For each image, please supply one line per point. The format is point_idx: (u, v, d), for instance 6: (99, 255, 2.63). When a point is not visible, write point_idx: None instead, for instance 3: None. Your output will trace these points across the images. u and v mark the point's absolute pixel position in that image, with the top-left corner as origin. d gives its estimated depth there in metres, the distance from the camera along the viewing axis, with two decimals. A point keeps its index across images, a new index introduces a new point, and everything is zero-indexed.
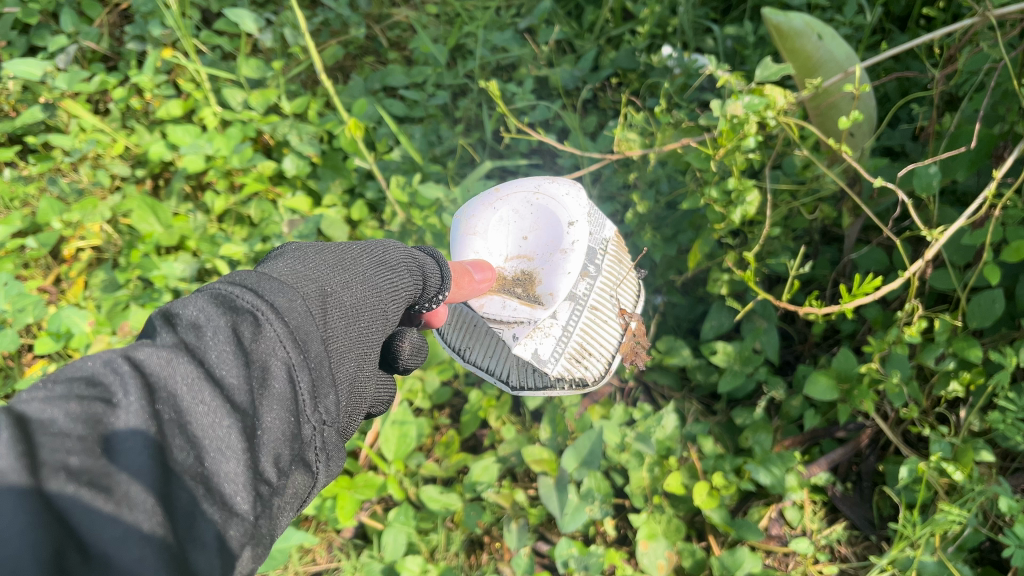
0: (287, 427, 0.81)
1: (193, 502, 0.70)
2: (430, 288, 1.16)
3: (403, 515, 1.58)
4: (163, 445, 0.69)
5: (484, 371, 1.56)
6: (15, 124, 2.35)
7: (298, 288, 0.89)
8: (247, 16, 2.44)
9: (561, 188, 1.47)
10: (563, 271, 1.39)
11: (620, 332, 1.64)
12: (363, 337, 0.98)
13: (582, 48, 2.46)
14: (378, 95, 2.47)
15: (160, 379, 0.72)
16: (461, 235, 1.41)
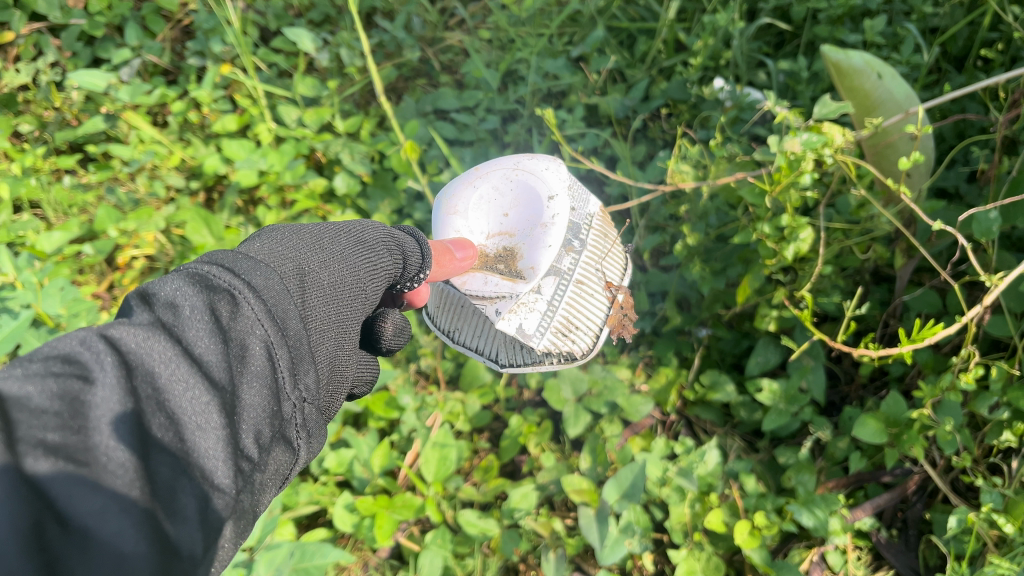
0: (265, 402, 0.83)
1: (172, 475, 0.71)
2: (409, 269, 1.18)
3: (439, 538, 1.57)
4: (142, 420, 0.70)
5: (474, 352, 1.53)
6: (77, 133, 2.42)
7: (273, 270, 0.91)
8: (306, 35, 2.52)
9: (542, 163, 1.40)
10: (544, 245, 1.34)
11: (607, 306, 1.55)
12: (339, 318, 1.01)
13: (633, 78, 2.47)
14: (429, 118, 2.49)
15: (137, 354, 0.73)
16: (442, 214, 1.36)
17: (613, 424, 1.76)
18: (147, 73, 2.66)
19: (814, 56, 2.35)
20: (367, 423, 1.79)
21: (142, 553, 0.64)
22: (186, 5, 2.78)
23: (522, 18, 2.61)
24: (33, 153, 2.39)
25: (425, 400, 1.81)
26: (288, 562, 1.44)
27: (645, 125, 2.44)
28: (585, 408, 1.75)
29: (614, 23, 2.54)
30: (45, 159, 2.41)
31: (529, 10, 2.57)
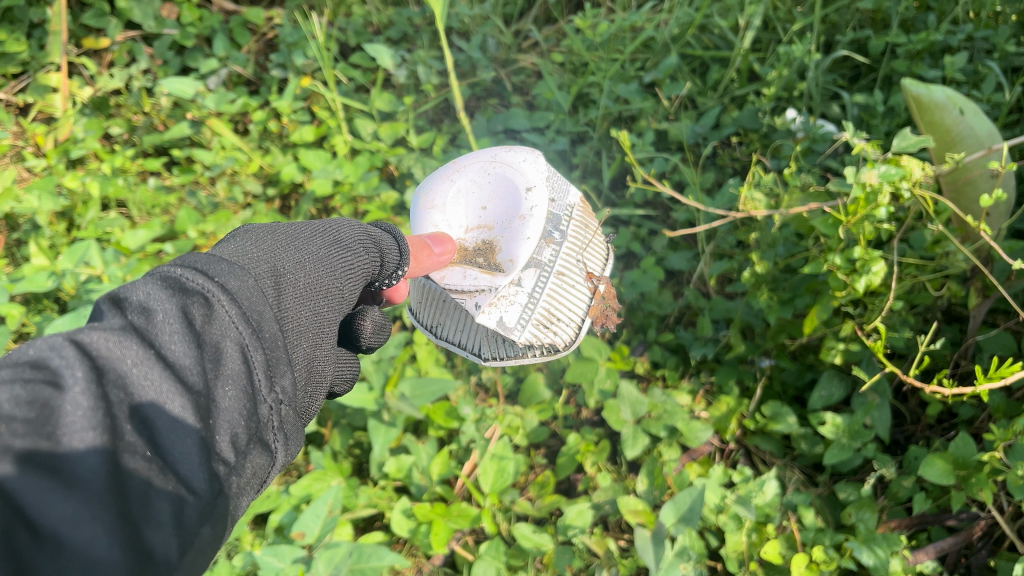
0: (243, 405, 0.84)
1: (145, 479, 0.73)
2: (387, 264, 1.13)
3: (494, 549, 1.58)
4: (111, 427, 0.72)
5: (456, 346, 1.48)
6: (164, 137, 2.52)
7: (252, 272, 0.90)
8: (386, 52, 2.57)
9: (518, 155, 1.41)
10: (522, 237, 1.33)
11: (590, 295, 1.51)
12: (323, 317, 1.00)
13: (705, 105, 2.47)
14: (500, 136, 2.53)
15: (105, 361, 0.74)
16: (420, 210, 1.36)
17: (670, 449, 1.76)
18: (232, 82, 2.76)
19: (891, 90, 2.32)
20: (428, 431, 1.81)
21: (111, 558, 0.67)
22: (271, 19, 2.88)
23: (596, 42, 2.63)
24: (122, 154, 2.51)
25: (485, 413, 1.82)
26: (346, 562, 1.47)
27: (715, 152, 2.43)
28: (643, 430, 1.75)
29: (688, 51, 2.55)
30: (133, 161, 2.53)
31: (603, 34, 2.59)
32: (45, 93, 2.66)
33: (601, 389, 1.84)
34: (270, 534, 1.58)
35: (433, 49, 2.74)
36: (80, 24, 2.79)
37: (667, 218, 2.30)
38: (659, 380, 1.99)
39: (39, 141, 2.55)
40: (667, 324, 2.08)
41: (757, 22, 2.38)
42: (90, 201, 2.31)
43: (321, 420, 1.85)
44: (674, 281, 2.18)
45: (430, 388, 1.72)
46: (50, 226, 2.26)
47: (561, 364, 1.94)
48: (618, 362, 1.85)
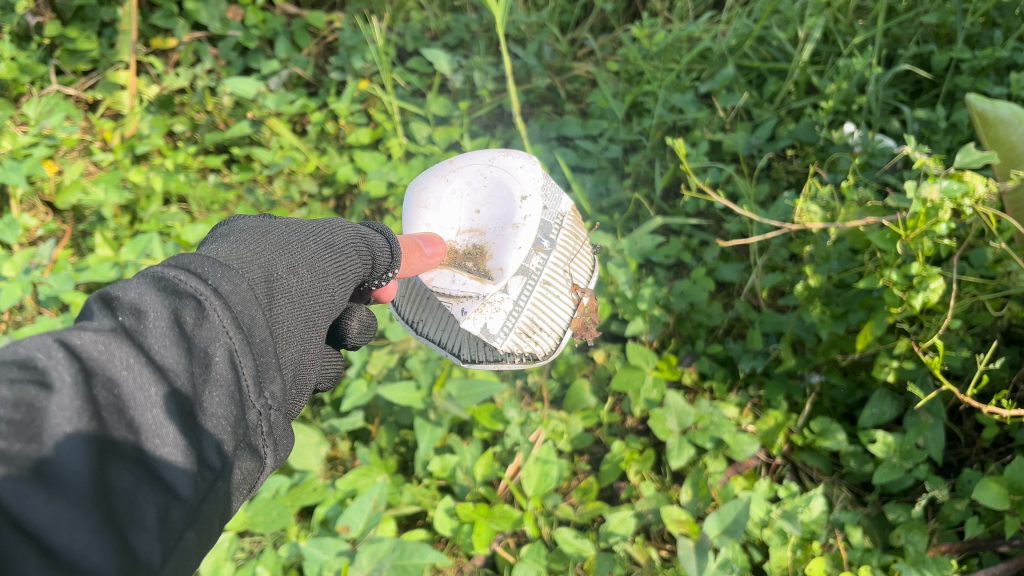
0: (234, 409, 0.84)
1: (130, 482, 0.74)
2: (379, 267, 1.16)
3: (535, 552, 1.60)
4: (99, 432, 0.72)
5: (436, 344, 1.54)
6: (225, 135, 2.58)
7: (245, 275, 0.90)
8: (443, 57, 2.59)
9: (515, 161, 1.48)
10: (513, 246, 1.41)
11: (571, 307, 1.61)
12: (309, 321, 1.00)
13: (761, 117, 2.44)
14: (552, 143, 2.54)
15: (94, 364, 0.75)
16: (414, 207, 1.41)
17: (716, 460, 1.74)
18: (292, 83, 2.82)
19: (954, 106, 2.27)
20: (473, 433, 1.82)
21: (93, 561, 0.68)
22: (332, 22, 2.94)
23: (652, 52, 2.62)
24: (185, 151, 2.57)
25: (530, 416, 1.82)
26: (389, 557, 1.48)
27: (770, 165, 2.41)
28: (689, 441, 1.74)
29: (746, 62, 2.52)
30: (194, 158, 2.60)
31: (660, 44, 2.57)
32: (113, 90, 2.75)
33: (647, 398, 1.82)
34: (315, 527, 1.61)
35: (489, 55, 2.76)
36: (149, 24, 2.87)
37: (719, 229, 2.28)
38: (706, 392, 1.97)
39: (106, 136, 2.64)
40: (716, 335, 2.06)
41: (817, 34, 2.34)
42: (153, 195, 2.38)
43: (367, 417, 1.87)
44: (725, 292, 2.16)
45: (477, 389, 1.73)
46: (114, 219, 2.34)
47: (607, 371, 1.94)
48: (664, 371, 1.86)
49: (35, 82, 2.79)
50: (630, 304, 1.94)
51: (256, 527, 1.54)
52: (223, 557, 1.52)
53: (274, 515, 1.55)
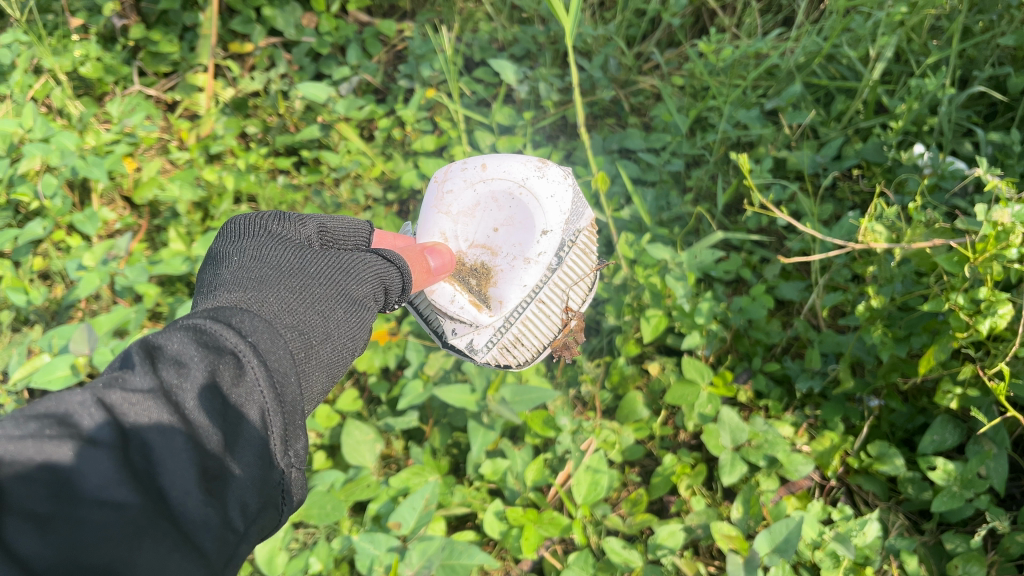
0: (257, 473, 0.85)
1: (166, 549, 0.73)
2: (390, 296, 1.26)
3: (582, 560, 1.59)
4: (138, 496, 0.73)
5: (422, 322, 1.70)
6: (296, 138, 2.65)
7: (278, 333, 0.92)
8: (509, 68, 2.60)
9: (546, 188, 1.68)
10: (518, 280, 1.63)
11: (560, 327, 1.77)
12: (327, 378, 1.03)
13: (827, 135, 2.42)
14: (614, 156, 2.55)
15: (133, 423, 0.76)
16: (439, 211, 1.64)
17: (769, 479, 1.72)
18: (361, 90, 2.89)
19: None
20: (525, 438, 1.84)
21: None
22: (402, 31, 3.00)
23: (718, 67, 2.61)
24: (256, 153, 2.66)
25: (582, 425, 1.83)
26: (438, 556, 1.50)
27: (835, 184, 2.39)
28: (742, 458, 1.72)
29: (814, 80, 2.50)
30: (265, 159, 2.68)
31: (726, 60, 2.57)
32: (192, 92, 2.85)
33: (701, 413, 1.82)
34: (368, 522, 1.65)
35: (554, 67, 2.79)
36: (227, 29, 2.97)
37: (780, 246, 2.27)
38: (761, 410, 1.96)
39: (183, 136, 2.74)
40: (773, 353, 2.04)
41: (889, 53, 2.31)
42: (224, 194, 2.46)
43: (422, 418, 1.91)
44: (784, 310, 2.15)
45: (530, 395, 1.73)
46: (187, 215, 2.44)
47: (662, 385, 1.93)
48: (720, 387, 1.83)
49: (118, 82, 2.91)
50: (688, 318, 1.91)
51: (311, 519, 1.59)
52: (278, 546, 1.54)
53: (329, 508, 1.59)
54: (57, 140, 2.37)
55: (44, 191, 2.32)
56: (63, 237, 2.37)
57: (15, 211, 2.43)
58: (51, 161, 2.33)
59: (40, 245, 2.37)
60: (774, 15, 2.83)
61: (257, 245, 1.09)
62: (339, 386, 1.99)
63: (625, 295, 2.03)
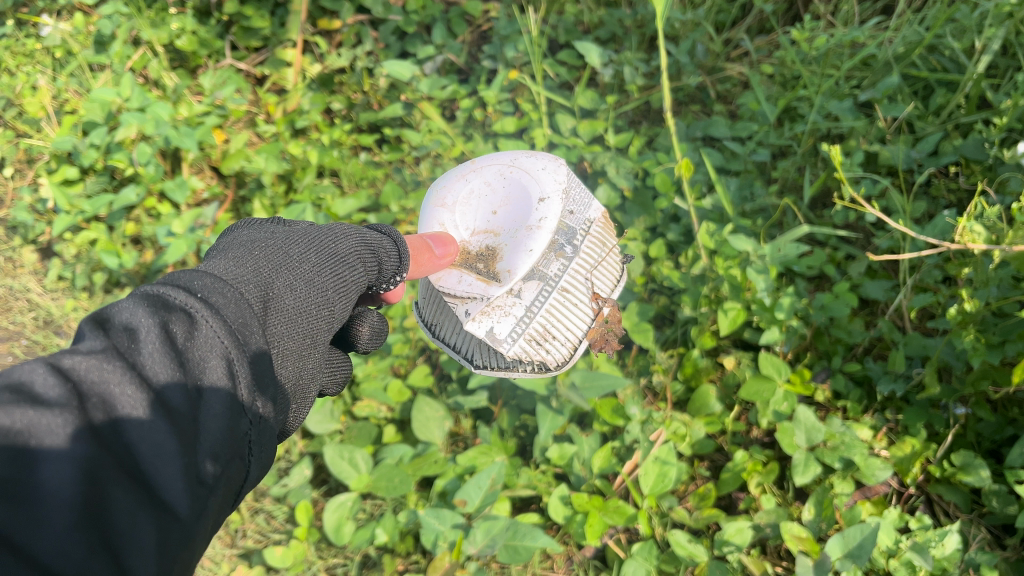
0: (231, 424, 0.79)
1: (129, 501, 0.68)
2: (385, 271, 1.16)
3: (646, 551, 1.58)
4: (98, 455, 0.68)
5: (451, 348, 1.52)
6: (379, 116, 2.67)
7: (236, 290, 0.89)
8: (595, 51, 2.57)
9: (538, 163, 1.43)
10: (524, 249, 1.34)
11: (592, 317, 1.48)
12: (304, 338, 0.99)
13: (923, 130, 2.31)
14: (698, 144, 2.50)
15: (88, 383, 0.71)
16: (432, 207, 1.40)
17: (844, 482, 1.67)
18: (445, 69, 2.89)
19: None
20: (593, 425, 1.82)
21: None
22: (488, 12, 2.99)
23: (811, 56, 2.54)
24: (340, 129, 2.69)
25: (652, 416, 1.80)
26: (502, 536, 1.51)
27: (930, 181, 2.29)
28: (817, 459, 1.68)
29: (912, 71, 2.39)
30: (348, 135, 2.70)
31: (820, 48, 2.49)
32: (281, 67, 2.91)
33: (776, 411, 1.77)
34: (434, 498, 1.67)
35: (640, 51, 2.75)
36: (317, 5, 2.98)
37: (868, 244, 2.19)
38: (839, 411, 1.90)
39: (270, 110, 2.79)
40: (855, 353, 1.97)
41: (996, 46, 2.19)
42: (308, 167, 2.51)
43: (491, 398, 1.90)
44: (868, 309, 2.08)
45: (601, 381, 1.72)
46: (272, 187, 2.49)
47: (736, 379, 1.88)
48: (797, 385, 1.79)
49: (211, 55, 2.99)
50: (768, 312, 1.87)
51: (379, 491, 1.63)
52: (346, 516, 1.62)
53: (397, 481, 1.63)
54: (152, 110, 2.45)
55: (138, 158, 2.39)
56: (154, 204, 2.45)
57: (110, 176, 2.53)
58: (146, 130, 2.41)
59: (133, 211, 2.46)
60: (873, 3, 2.72)
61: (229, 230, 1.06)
62: (411, 362, 2.00)
63: (703, 286, 1.98)
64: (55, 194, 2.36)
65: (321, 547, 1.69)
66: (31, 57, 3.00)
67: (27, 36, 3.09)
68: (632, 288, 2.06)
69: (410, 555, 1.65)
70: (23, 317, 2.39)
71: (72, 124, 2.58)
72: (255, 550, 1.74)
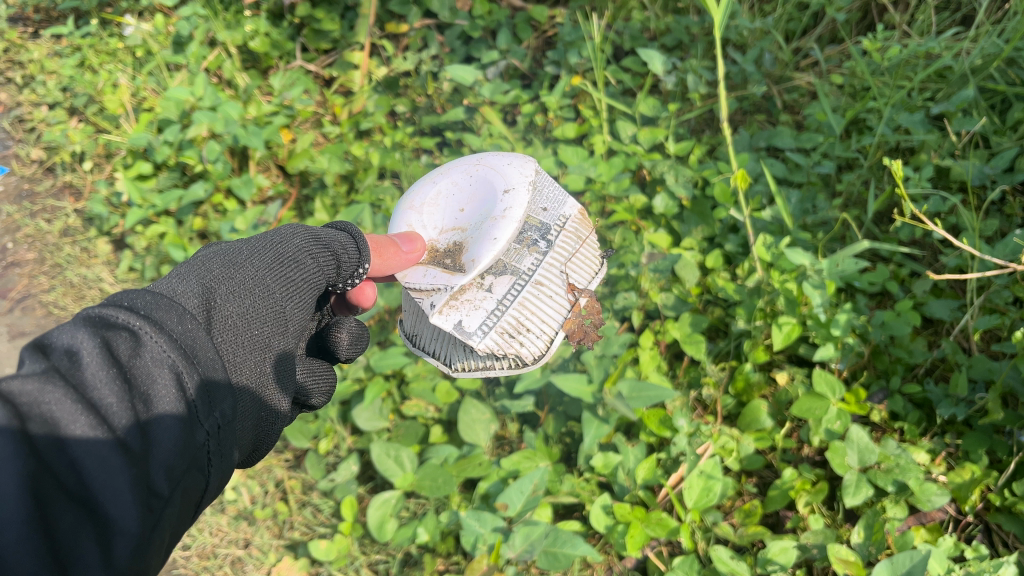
0: (177, 436, 0.85)
1: (71, 517, 0.73)
2: (343, 267, 1.25)
3: (687, 565, 1.57)
4: (42, 474, 0.72)
5: (430, 355, 1.59)
6: (441, 120, 2.69)
7: (178, 307, 0.95)
8: (658, 57, 2.55)
9: (503, 159, 1.55)
10: (488, 237, 1.43)
11: (568, 307, 1.58)
12: (256, 341, 1.07)
13: (999, 146, 2.22)
14: (761, 154, 2.45)
15: (26, 404, 0.74)
16: (403, 210, 1.53)
17: (896, 506, 1.62)
18: (508, 74, 2.90)
19: None
20: (639, 435, 1.80)
21: None
22: (554, 18, 2.99)
23: (882, 67, 2.47)
24: (402, 131, 2.70)
25: (700, 429, 1.78)
26: (542, 542, 1.51)
27: (1004, 199, 2.20)
28: (869, 481, 1.63)
29: (990, 84, 2.30)
30: (410, 138, 2.71)
31: (892, 59, 2.44)
32: (348, 69, 2.96)
33: (828, 429, 1.73)
34: (477, 500, 1.68)
35: (706, 59, 2.71)
36: (386, 9, 3.03)
37: (935, 261, 2.12)
38: (896, 432, 1.84)
39: (336, 110, 2.85)
40: (915, 374, 1.91)
41: None
42: (370, 169, 2.54)
43: (538, 403, 1.90)
44: (931, 329, 2.00)
45: (648, 392, 1.71)
46: (334, 187, 2.55)
47: (789, 396, 1.83)
48: (851, 405, 1.76)
49: (282, 57, 3.06)
50: (824, 328, 1.83)
51: (423, 490, 1.66)
52: (389, 513, 1.65)
53: (440, 481, 1.65)
54: (223, 109, 2.54)
55: (206, 155, 2.48)
56: (221, 200, 2.52)
57: (182, 172, 2.62)
58: (216, 128, 2.49)
59: (201, 206, 2.53)
60: (951, 13, 2.63)
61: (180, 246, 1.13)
62: None
63: (758, 298, 1.94)
64: (128, 188, 2.47)
65: (365, 543, 1.72)
66: (114, 56, 3.15)
67: (111, 35, 3.25)
68: (686, 298, 2.04)
69: (451, 556, 1.66)
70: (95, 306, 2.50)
71: (148, 121, 2.69)
72: (301, 541, 1.79)
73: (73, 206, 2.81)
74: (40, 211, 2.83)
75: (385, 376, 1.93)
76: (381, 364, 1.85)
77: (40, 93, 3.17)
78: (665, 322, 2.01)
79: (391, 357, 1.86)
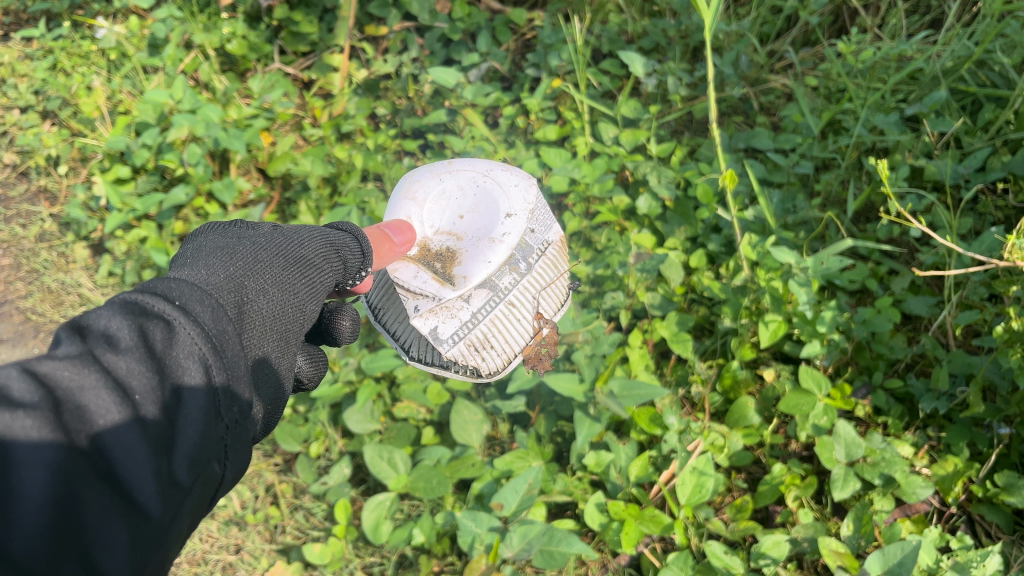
0: (206, 431, 0.83)
1: (101, 505, 0.73)
2: (351, 266, 1.23)
3: (682, 560, 1.59)
4: (70, 465, 0.71)
5: (392, 336, 1.64)
6: (422, 122, 2.68)
7: (215, 298, 0.92)
8: (638, 60, 2.59)
9: (512, 179, 1.58)
10: (483, 258, 1.46)
11: (530, 334, 1.65)
12: (285, 338, 1.03)
13: (971, 146, 2.27)
14: (741, 155, 2.49)
15: (63, 390, 0.74)
16: (403, 196, 1.53)
17: (884, 499, 1.65)
18: (489, 77, 2.91)
19: None
20: (630, 433, 1.82)
21: None
22: (532, 20, 2.99)
23: (857, 69, 2.51)
24: (385, 133, 2.70)
25: (690, 426, 1.80)
26: (539, 541, 1.52)
27: (977, 198, 2.25)
28: (856, 474, 1.66)
29: (961, 86, 2.35)
30: (393, 140, 2.70)
31: (866, 61, 2.47)
32: (327, 72, 2.94)
33: (816, 425, 1.76)
34: (472, 500, 1.69)
35: (684, 62, 2.74)
36: (365, 12, 3.03)
37: (912, 258, 2.17)
38: (879, 427, 1.87)
39: (317, 113, 2.84)
40: (896, 370, 1.95)
41: None
42: (353, 171, 2.54)
43: (529, 404, 1.90)
44: (910, 326, 2.05)
45: (638, 390, 1.75)
46: (316, 189, 2.54)
47: (776, 393, 1.86)
48: (837, 400, 1.79)
49: (260, 60, 3.04)
50: (810, 325, 1.85)
51: (417, 492, 1.66)
52: (384, 515, 1.66)
53: (434, 483, 1.65)
54: (203, 112, 2.52)
55: (188, 159, 2.45)
56: (202, 203, 2.50)
57: (161, 176, 2.59)
58: (196, 132, 2.47)
59: (182, 210, 2.50)
60: (921, 16, 2.68)
61: (204, 228, 1.09)
62: None
63: (744, 297, 1.97)
64: (108, 193, 2.44)
65: (359, 545, 1.72)
66: (86, 58, 3.11)
67: (84, 37, 3.21)
68: (672, 297, 2.06)
69: (446, 557, 1.67)
70: (74, 311, 2.46)
71: (125, 124, 2.65)
72: (293, 545, 1.79)
73: (48, 210, 2.76)
74: (15, 216, 2.79)
75: (375, 379, 1.92)
76: (372, 366, 1.84)
77: (11, 96, 3.11)
78: (653, 322, 2.03)
79: (382, 359, 1.86)
